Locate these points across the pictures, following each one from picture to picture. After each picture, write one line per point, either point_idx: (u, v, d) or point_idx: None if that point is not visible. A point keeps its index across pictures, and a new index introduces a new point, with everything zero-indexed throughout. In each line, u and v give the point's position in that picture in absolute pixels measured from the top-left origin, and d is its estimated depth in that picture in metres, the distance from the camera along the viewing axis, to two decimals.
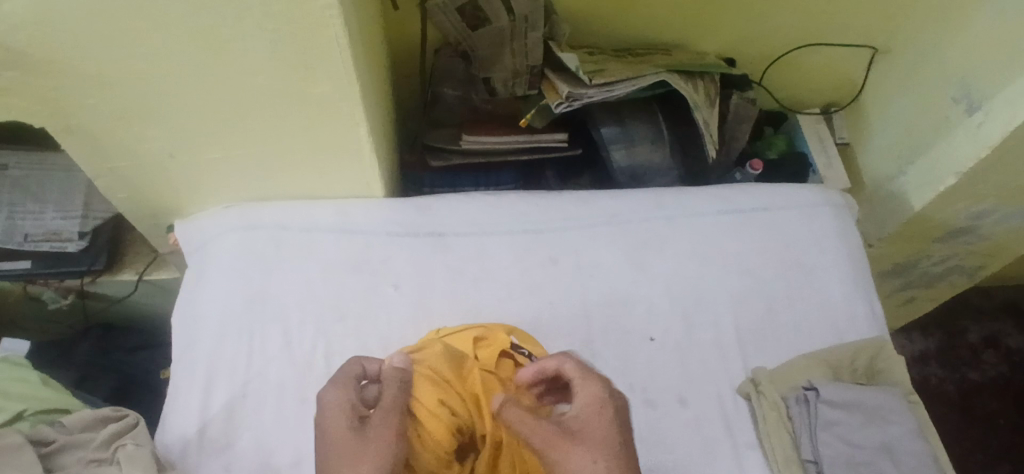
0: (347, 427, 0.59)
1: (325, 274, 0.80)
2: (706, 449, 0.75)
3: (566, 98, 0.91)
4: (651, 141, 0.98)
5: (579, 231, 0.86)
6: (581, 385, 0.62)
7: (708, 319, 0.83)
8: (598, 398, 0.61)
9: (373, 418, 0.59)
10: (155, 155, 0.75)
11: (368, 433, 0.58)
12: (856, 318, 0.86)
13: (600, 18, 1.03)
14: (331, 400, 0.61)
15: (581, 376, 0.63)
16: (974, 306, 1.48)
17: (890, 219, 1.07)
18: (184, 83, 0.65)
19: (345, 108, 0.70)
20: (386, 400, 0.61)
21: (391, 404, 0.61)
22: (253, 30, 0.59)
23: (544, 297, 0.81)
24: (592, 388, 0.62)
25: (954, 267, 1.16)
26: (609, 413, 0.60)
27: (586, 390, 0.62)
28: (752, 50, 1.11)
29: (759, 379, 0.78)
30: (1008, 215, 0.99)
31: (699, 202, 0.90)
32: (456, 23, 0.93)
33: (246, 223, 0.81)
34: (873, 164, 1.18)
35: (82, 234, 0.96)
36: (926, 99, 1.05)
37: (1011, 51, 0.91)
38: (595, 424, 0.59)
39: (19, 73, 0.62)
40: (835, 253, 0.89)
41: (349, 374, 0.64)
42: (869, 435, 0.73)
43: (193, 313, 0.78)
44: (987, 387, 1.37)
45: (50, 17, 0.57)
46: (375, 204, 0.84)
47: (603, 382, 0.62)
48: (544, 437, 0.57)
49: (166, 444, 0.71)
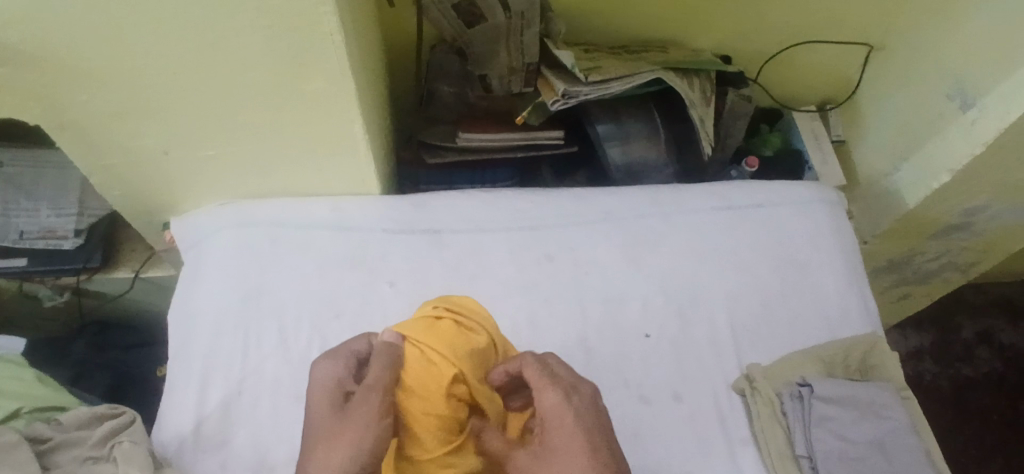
0: (332, 407, 0.60)
1: (320, 270, 0.80)
2: (701, 443, 0.75)
3: (561, 96, 0.90)
4: (646, 138, 0.98)
5: (575, 228, 0.86)
6: (543, 390, 0.60)
7: (704, 315, 0.83)
8: (557, 406, 0.60)
9: (356, 399, 0.58)
10: (149, 152, 0.75)
11: (352, 413, 0.57)
12: (850, 315, 0.86)
13: (595, 15, 1.03)
14: (321, 376, 0.62)
15: (543, 384, 0.61)
16: (968, 302, 1.49)
17: (884, 216, 1.08)
18: (179, 80, 0.65)
19: (341, 105, 0.70)
20: (370, 377, 0.58)
21: (376, 381, 0.57)
22: (247, 27, 0.59)
23: (539, 294, 0.82)
24: (546, 398, 0.60)
25: (948, 263, 1.16)
26: (569, 424, 0.59)
27: (542, 399, 0.60)
28: (747, 47, 1.11)
29: (753, 375, 0.79)
30: (1002, 211, 1.00)
31: (694, 199, 0.91)
32: (452, 21, 0.93)
33: (241, 221, 0.81)
34: (868, 160, 1.18)
35: (77, 232, 0.97)
36: (921, 96, 1.06)
37: (1004, 47, 0.91)
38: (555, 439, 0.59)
39: (12, 70, 0.62)
40: (829, 249, 0.90)
41: (349, 351, 0.64)
42: (861, 431, 0.73)
43: (189, 310, 0.78)
44: (980, 382, 1.38)
45: (44, 15, 0.57)
46: (371, 200, 0.84)
47: (564, 388, 0.61)
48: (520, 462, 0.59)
49: (162, 441, 0.71)
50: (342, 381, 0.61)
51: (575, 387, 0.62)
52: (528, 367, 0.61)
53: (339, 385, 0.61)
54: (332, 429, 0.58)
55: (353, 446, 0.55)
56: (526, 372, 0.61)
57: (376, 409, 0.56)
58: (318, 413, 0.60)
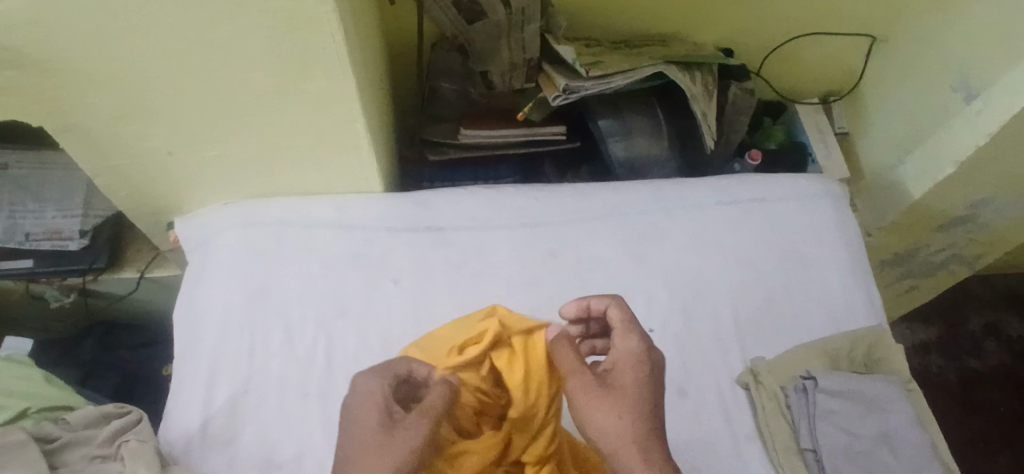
0: (377, 424, 0.56)
1: (324, 269, 0.80)
2: (707, 439, 0.75)
3: (562, 90, 0.91)
4: (649, 134, 0.97)
5: (579, 224, 0.86)
6: (620, 337, 0.61)
7: (709, 310, 0.83)
8: (635, 353, 0.60)
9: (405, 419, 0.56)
10: (153, 153, 0.75)
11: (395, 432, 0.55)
12: (854, 309, 0.86)
13: (596, 11, 1.03)
14: (365, 388, 0.59)
15: (620, 333, 0.62)
16: (976, 295, 1.48)
17: (890, 208, 1.07)
18: (183, 81, 0.65)
19: (343, 105, 0.70)
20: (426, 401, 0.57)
21: (430, 408, 0.57)
22: (249, 29, 0.60)
23: (543, 289, 0.82)
24: (620, 344, 0.61)
25: (954, 256, 1.16)
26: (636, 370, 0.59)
27: (624, 344, 0.61)
28: (750, 40, 1.10)
29: (757, 369, 0.79)
30: (1008, 203, 0.99)
31: (698, 194, 0.90)
32: (453, 17, 0.92)
33: (246, 220, 0.81)
34: (873, 153, 1.17)
35: (82, 233, 0.96)
36: (925, 88, 1.05)
37: (1009, 37, 0.90)
38: (626, 378, 0.59)
39: (17, 73, 0.63)
40: (833, 242, 0.89)
41: (394, 370, 0.61)
42: (866, 425, 0.73)
43: (194, 310, 0.78)
44: (987, 375, 1.38)
45: (47, 19, 0.57)
46: (374, 199, 0.84)
47: (645, 340, 0.61)
48: (581, 384, 0.58)
49: (169, 440, 0.72)
50: (386, 396, 0.58)
51: (652, 344, 0.62)
52: (617, 308, 0.63)
53: (385, 397, 0.58)
54: (379, 442, 0.55)
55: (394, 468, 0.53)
56: (612, 311, 0.63)
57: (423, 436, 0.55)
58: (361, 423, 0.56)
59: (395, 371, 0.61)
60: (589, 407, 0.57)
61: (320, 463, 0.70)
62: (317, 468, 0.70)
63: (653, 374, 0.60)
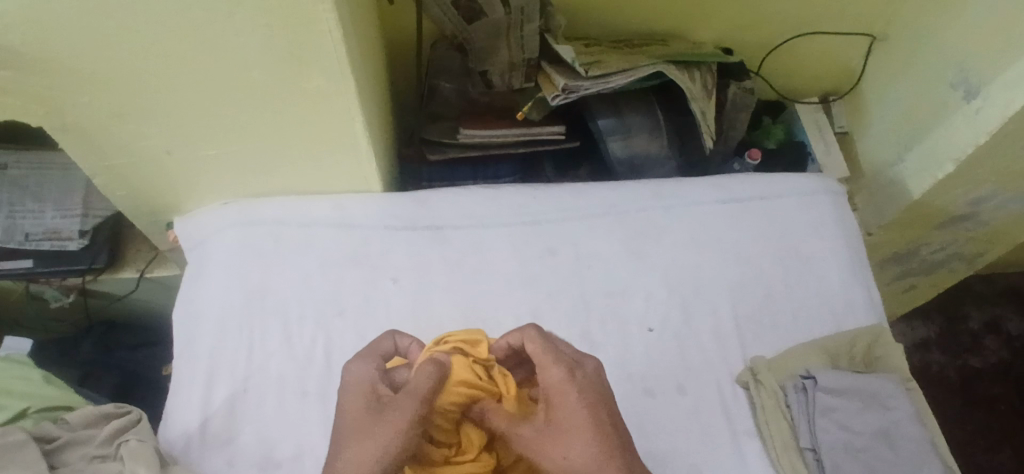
0: (365, 407, 0.60)
1: (323, 268, 0.80)
2: (706, 436, 0.75)
3: (562, 90, 0.91)
4: (649, 132, 0.98)
5: (577, 222, 0.86)
6: (543, 370, 0.62)
7: (707, 308, 0.83)
8: (565, 379, 0.62)
9: (393, 404, 0.59)
10: (151, 153, 0.75)
11: (382, 410, 0.60)
12: (854, 306, 0.86)
13: (596, 10, 1.03)
14: (352, 375, 0.63)
15: (546, 362, 0.63)
16: (975, 292, 1.48)
17: (889, 206, 1.07)
18: (181, 81, 0.65)
19: (340, 104, 0.70)
20: (415, 387, 0.60)
21: (417, 389, 0.59)
22: (246, 28, 0.60)
23: (542, 287, 0.82)
24: (551, 374, 0.62)
25: (954, 253, 1.16)
26: (574, 398, 0.61)
27: (547, 376, 0.62)
28: (749, 39, 1.10)
29: (757, 367, 0.78)
30: (1008, 201, 0.99)
31: (697, 192, 0.90)
32: (452, 16, 0.92)
33: (244, 220, 0.81)
34: (872, 152, 1.17)
35: (81, 232, 0.97)
36: (924, 86, 1.05)
37: (1007, 35, 0.90)
38: (564, 413, 0.61)
39: (15, 73, 0.62)
40: (833, 240, 0.89)
41: (377, 352, 0.66)
42: (866, 422, 0.73)
43: (193, 310, 0.78)
44: (988, 373, 1.38)
45: (44, 18, 0.57)
46: (372, 198, 0.84)
47: (566, 364, 0.62)
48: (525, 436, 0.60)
49: (168, 439, 0.72)
50: (373, 379, 0.63)
51: (579, 366, 0.63)
52: (532, 343, 0.64)
53: (371, 381, 0.62)
54: (366, 422, 0.59)
55: (383, 444, 0.58)
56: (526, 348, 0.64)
57: (412, 415, 0.59)
58: (350, 409, 0.61)
59: (378, 351, 0.66)
60: (542, 456, 0.59)
61: (320, 463, 0.70)
62: (316, 467, 0.70)
63: (592, 394, 0.62)
